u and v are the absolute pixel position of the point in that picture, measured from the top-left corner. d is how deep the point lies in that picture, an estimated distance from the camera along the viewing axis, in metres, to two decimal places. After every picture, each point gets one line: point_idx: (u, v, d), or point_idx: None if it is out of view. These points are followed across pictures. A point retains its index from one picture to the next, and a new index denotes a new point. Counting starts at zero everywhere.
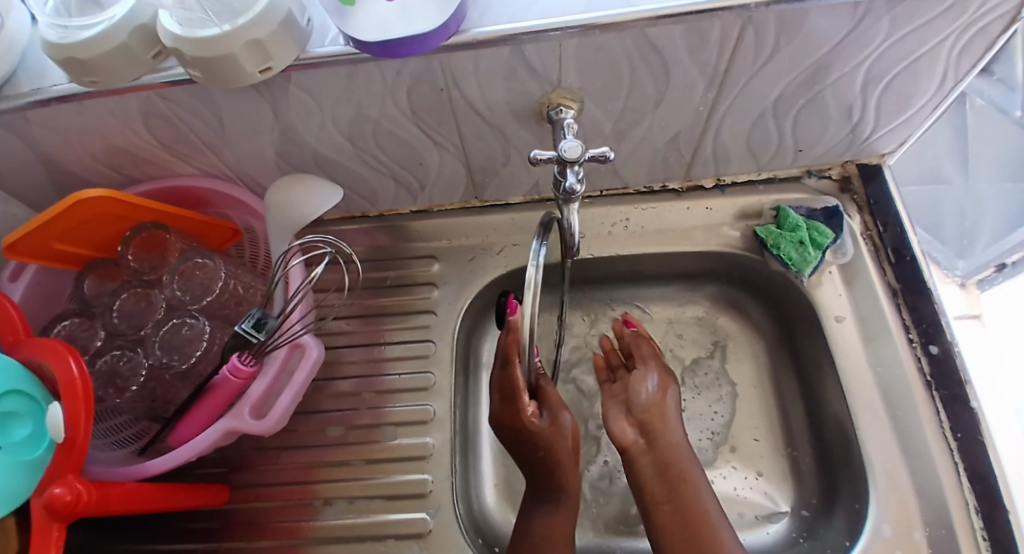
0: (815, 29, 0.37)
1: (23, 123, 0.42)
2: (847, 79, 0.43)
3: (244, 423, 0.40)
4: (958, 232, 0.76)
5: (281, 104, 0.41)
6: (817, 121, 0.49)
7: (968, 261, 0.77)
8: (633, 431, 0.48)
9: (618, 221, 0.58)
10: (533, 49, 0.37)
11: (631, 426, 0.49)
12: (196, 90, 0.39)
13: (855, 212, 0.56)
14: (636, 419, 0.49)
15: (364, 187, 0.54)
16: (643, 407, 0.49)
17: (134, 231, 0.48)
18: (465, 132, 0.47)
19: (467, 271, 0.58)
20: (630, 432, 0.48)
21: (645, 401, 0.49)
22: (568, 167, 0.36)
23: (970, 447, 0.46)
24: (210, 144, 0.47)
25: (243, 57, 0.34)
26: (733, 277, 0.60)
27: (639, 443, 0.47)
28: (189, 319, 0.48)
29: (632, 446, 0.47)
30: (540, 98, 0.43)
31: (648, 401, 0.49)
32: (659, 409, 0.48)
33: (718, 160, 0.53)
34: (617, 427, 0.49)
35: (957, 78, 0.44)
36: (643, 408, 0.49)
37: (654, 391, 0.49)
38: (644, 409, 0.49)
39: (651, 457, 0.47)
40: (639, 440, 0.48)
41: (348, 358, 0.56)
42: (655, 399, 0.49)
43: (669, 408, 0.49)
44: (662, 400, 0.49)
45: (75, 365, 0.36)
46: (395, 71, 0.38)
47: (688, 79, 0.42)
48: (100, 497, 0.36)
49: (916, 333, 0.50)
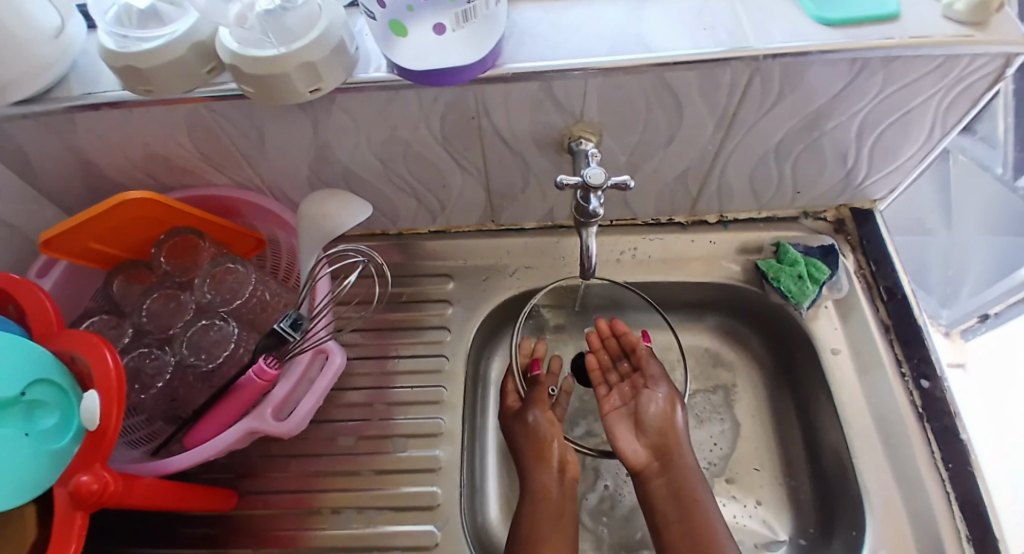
0: (816, 79, 0.41)
1: (71, 125, 0.44)
2: (843, 128, 0.47)
3: (266, 423, 0.41)
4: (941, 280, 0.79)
5: (321, 123, 0.44)
6: (815, 165, 0.53)
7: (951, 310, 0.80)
8: (646, 453, 0.49)
9: (626, 250, 0.61)
10: (561, 85, 0.41)
11: (644, 448, 0.50)
12: (243, 105, 0.42)
13: (849, 251, 0.59)
14: (646, 439, 0.50)
15: (387, 205, 0.57)
16: (654, 426, 0.50)
17: (167, 235, 0.50)
18: (489, 159, 0.50)
19: (480, 290, 0.60)
20: (642, 453, 0.49)
21: (654, 417, 0.50)
22: (591, 191, 0.39)
23: (961, 477, 0.48)
24: (247, 156, 0.49)
25: (296, 77, 0.37)
26: (734, 309, 0.62)
27: (653, 465, 0.49)
28: (217, 322, 0.50)
29: (645, 468, 0.49)
30: (563, 129, 0.46)
31: (657, 417, 0.50)
32: (671, 427, 0.49)
33: (722, 196, 0.57)
34: (628, 446, 0.50)
35: (944, 130, 0.48)
36: (653, 427, 0.50)
37: (661, 405, 0.50)
38: (654, 428, 0.50)
39: (663, 479, 0.48)
40: (652, 463, 0.49)
41: (359, 370, 0.57)
42: (663, 413, 0.50)
43: (678, 421, 0.50)
44: (671, 416, 0.50)
45: (111, 359, 0.37)
46: (432, 98, 0.42)
47: (699, 119, 0.45)
48: (123, 490, 0.37)
49: (908, 367, 0.53)
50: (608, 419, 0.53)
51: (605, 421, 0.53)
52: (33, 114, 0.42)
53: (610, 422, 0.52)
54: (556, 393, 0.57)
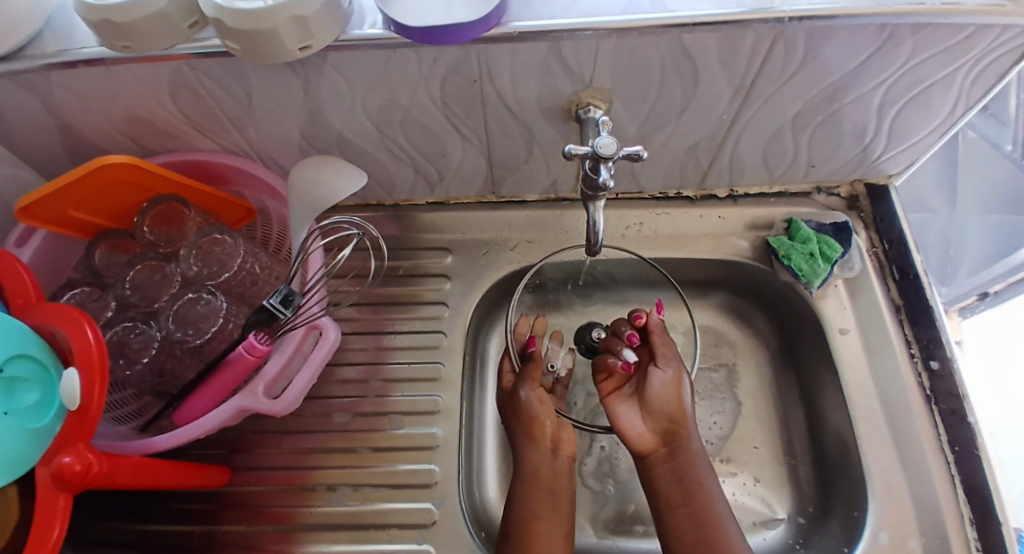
0: (842, 47, 0.38)
1: (46, 84, 0.41)
2: (863, 100, 0.44)
3: (257, 402, 0.40)
4: (938, 258, 0.69)
5: (313, 84, 0.41)
6: (831, 139, 0.50)
7: (949, 289, 0.70)
8: (653, 437, 0.47)
9: (631, 224, 0.59)
10: (570, 47, 0.37)
11: (650, 432, 0.48)
12: (229, 63, 0.38)
13: (862, 228, 0.58)
14: (652, 421, 0.48)
15: (384, 174, 0.54)
16: (658, 406, 0.48)
17: (151, 203, 0.47)
18: (492, 127, 0.47)
19: (480, 265, 0.58)
20: (649, 437, 0.47)
21: (658, 396, 0.48)
22: (602, 162, 0.37)
23: (967, 461, 0.48)
24: (234, 120, 0.46)
25: (285, 33, 0.33)
26: (740, 287, 0.61)
27: (660, 450, 0.47)
28: (205, 295, 0.48)
29: (652, 453, 0.47)
30: (570, 96, 0.43)
31: (662, 394, 0.48)
32: (677, 404, 0.47)
33: (733, 171, 0.55)
34: (632, 429, 0.48)
35: (967, 105, 0.45)
36: (658, 408, 0.48)
37: (665, 382, 0.48)
38: (659, 408, 0.48)
39: (671, 464, 0.46)
40: (661, 447, 0.47)
41: (353, 345, 0.55)
42: (669, 391, 0.48)
43: (684, 398, 0.48)
44: (677, 393, 0.48)
45: (92, 333, 0.35)
46: (433, 59, 0.38)
47: (715, 89, 0.43)
48: (109, 469, 0.35)
49: (917, 349, 0.52)
50: (609, 400, 0.51)
51: (606, 401, 0.51)
52: (4, 72, 0.39)
53: (610, 403, 0.50)
54: (557, 369, 0.57)
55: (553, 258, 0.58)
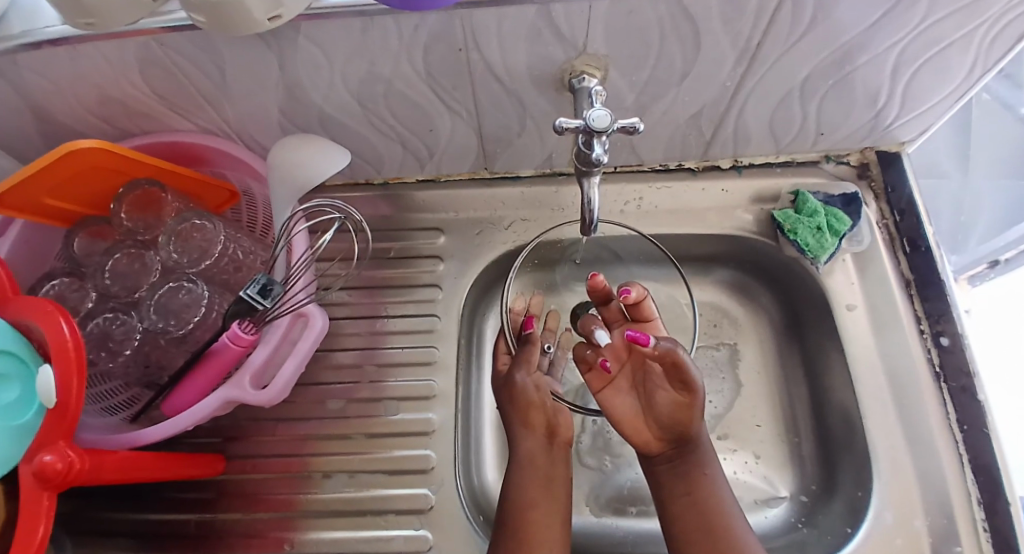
0: (854, 5, 0.35)
1: (10, 67, 0.38)
2: (876, 62, 0.41)
3: (244, 392, 0.38)
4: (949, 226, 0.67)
5: (288, 57, 0.38)
6: (842, 105, 0.47)
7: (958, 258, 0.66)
8: (660, 441, 0.45)
9: (631, 200, 0.57)
10: (562, 10, 0.34)
11: (657, 438, 0.45)
12: (200, 38, 0.36)
13: (872, 199, 0.55)
14: (658, 430, 0.44)
15: (370, 151, 0.52)
16: (665, 418, 0.43)
17: (127, 188, 0.45)
18: (481, 99, 0.44)
19: (472, 245, 0.56)
20: (655, 443, 0.45)
21: (666, 409, 0.43)
22: (595, 137, 0.34)
23: (975, 439, 0.46)
24: (210, 99, 0.44)
25: (255, 4, 0.29)
26: (744, 262, 0.59)
27: (669, 452, 0.45)
28: (186, 283, 0.47)
29: (660, 454, 0.45)
30: (563, 64, 0.40)
31: (668, 408, 0.43)
32: (685, 422, 0.42)
33: (737, 140, 0.52)
34: (637, 436, 0.45)
35: (986, 67, 0.42)
36: (666, 421, 0.43)
37: (677, 400, 0.42)
38: (662, 417, 0.44)
39: (677, 460, 0.44)
40: (668, 448, 0.45)
41: (347, 330, 0.54)
42: (677, 408, 0.42)
43: (697, 413, 0.42)
44: (687, 408, 0.42)
45: (66, 327, 0.33)
46: (414, 27, 0.36)
47: (718, 53, 0.40)
48: (92, 466, 0.34)
49: (927, 324, 0.51)
50: (603, 399, 0.47)
51: (601, 400, 0.47)
52: None
53: (608, 404, 0.47)
54: (552, 350, 0.56)
55: (551, 235, 0.56)
